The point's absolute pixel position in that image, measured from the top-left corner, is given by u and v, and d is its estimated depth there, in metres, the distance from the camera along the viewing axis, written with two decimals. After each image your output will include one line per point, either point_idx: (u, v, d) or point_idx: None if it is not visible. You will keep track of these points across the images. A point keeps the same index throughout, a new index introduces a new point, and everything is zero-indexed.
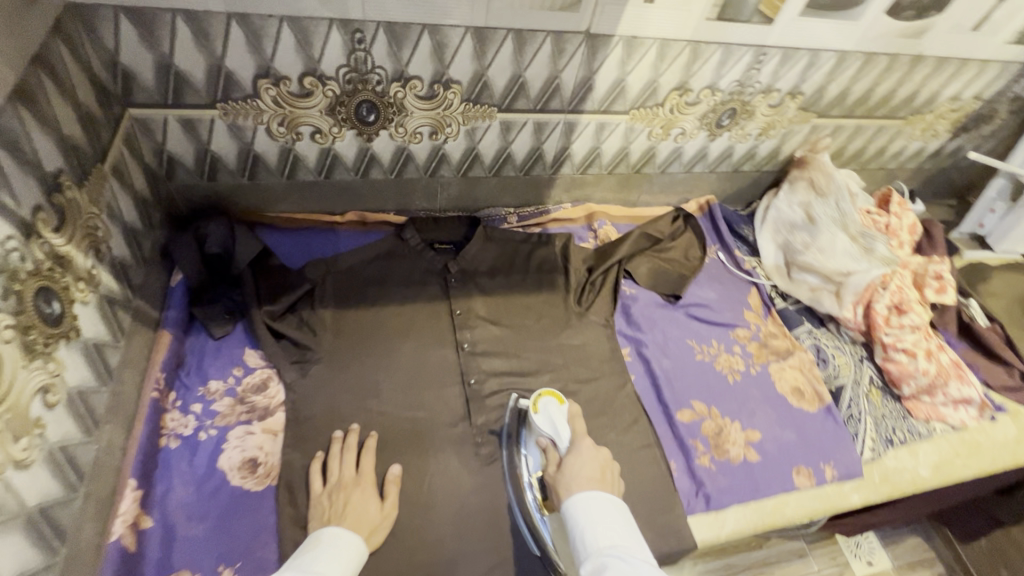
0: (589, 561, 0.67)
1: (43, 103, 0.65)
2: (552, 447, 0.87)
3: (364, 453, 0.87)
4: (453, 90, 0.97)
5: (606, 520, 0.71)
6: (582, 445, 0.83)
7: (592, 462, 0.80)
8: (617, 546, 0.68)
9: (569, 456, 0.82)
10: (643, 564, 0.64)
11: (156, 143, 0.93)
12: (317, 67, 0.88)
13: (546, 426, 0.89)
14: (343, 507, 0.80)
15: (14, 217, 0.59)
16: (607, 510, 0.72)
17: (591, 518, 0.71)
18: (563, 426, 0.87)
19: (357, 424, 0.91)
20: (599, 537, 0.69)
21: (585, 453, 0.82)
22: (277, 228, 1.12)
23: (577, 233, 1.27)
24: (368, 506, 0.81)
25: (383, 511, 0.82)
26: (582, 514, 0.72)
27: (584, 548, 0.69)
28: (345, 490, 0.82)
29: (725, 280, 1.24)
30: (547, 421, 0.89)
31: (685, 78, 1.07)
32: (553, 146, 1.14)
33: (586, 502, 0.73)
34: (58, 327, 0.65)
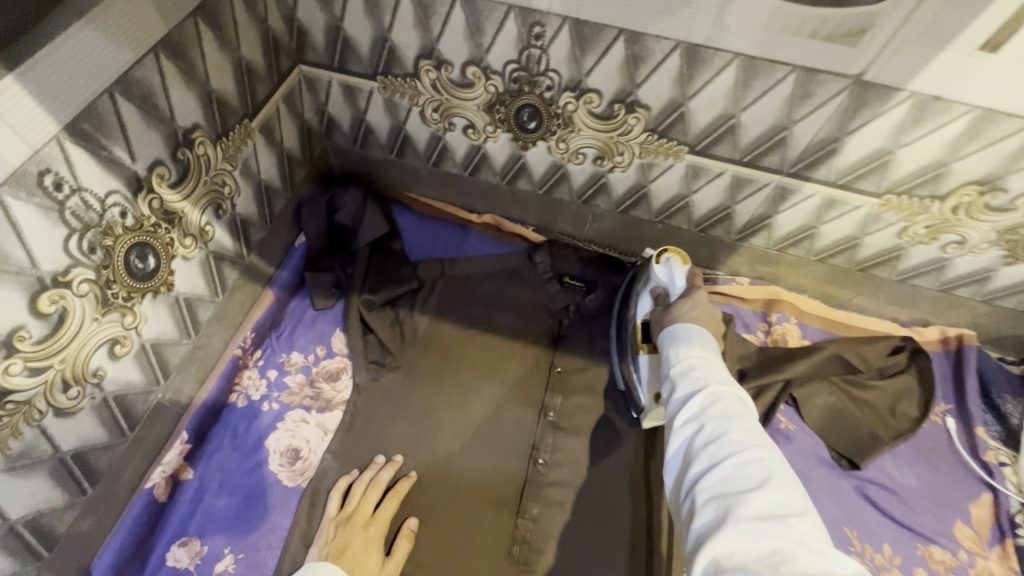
0: (677, 362, 0.64)
1: (194, 55, 0.63)
2: (664, 295, 0.82)
3: (389, 495, 0.78)
4: (636, 115, 0.75)
5: (702, 339, 0.66)
6: (698, 293, 0.76)
7: (700, 307, 0.72)
8: (710, 356, 0.63)
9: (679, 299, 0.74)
10: (732, 376, 0.60)
11: (319, 102, 0.90)
12: (484, 58, 0.74)
13: (663, 275, 0.84)
14: (342, 551, 0.72)
15: (125, 171, 0.57)
16: (707, 337, 0.67)
17: (688, 337, 0.66)
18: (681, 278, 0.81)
19: (400, 458, 0.83)
20: (693, 345, 0.65)
21: (697, 297, 0.75)
22: (410, 210, 1.05)
23: (743, 319, 0.98)
24: (367, 559, 0.72)
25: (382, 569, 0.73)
26: (680, 332, 0.68)
27: (674, 353, 0.65)
28: (352, 530, 0.75)
29: (941, 466, 0.85)
30: (666, 271, 0.83)
31: (1003, 172, 0.68)
32: (750, 208, 0.86)
33: (686, 328, 0.68)
34: (148, 282, 0.65)
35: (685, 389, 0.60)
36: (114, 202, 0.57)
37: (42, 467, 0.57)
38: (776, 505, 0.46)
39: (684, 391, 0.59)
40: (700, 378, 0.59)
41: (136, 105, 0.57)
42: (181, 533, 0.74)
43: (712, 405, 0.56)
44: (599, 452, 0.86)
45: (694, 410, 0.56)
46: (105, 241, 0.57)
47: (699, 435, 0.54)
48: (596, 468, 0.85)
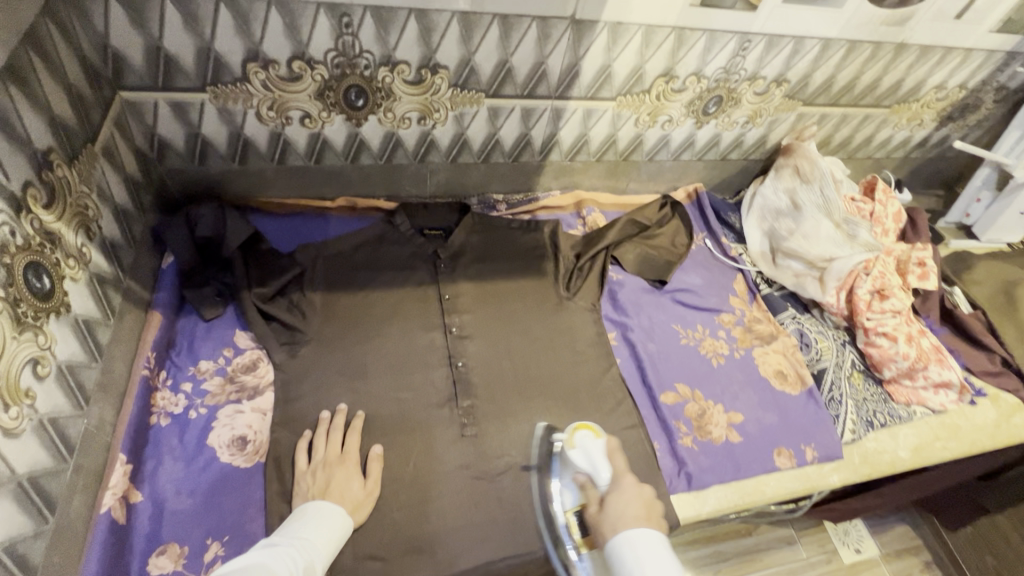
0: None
1: (31, 81, 0.66)
2: (590, 485, 0.76)
3: (347, 432, 0.90)
4: (440, 75, 0.98)
5: (654, 564, 0.59)
6: (626, 483, 0.71)
7: (631, 497, 0.68)
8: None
9: (610, 492, 0.71)
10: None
11: (147, 127, 0.94)
12: (305, 51, 0.89)
13: (582, 460, 0.79)
14: (326, 483, 0.82)
15: (4, 191, 0.60)
16: (657, 552, 0.60)
17: (638, 561, 0.59)
18: (603, 461, 0.76)
19: (344, 404, 0.93)
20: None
21: (626, 488, 0.71)
22: (268, 213, 1.13)
23: (565, 220, 1.29)
24: (351, 485, 0.84)
25: (366, 489, 0.84)
26: (625, 556, 0.60)
27: None
28: (329, 468, 0.84)
29: (712, 266, 1.26)
30: (583, 456, 0.79)
31: (672, 64, 1.08)
32: (541, 132, 1.16)
33: (635, 545, 0.60)
34: (48, 302, 0.66)
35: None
36: (3, 220, 0.60)
37: (5, 489, 0.57)
38: None
39: None
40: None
41: None
42: (154, 546, 0.75)
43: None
44: (501, 343, 1.07)
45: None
46: (3, 258, 0.59)
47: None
48: (502, 354, 1.06)
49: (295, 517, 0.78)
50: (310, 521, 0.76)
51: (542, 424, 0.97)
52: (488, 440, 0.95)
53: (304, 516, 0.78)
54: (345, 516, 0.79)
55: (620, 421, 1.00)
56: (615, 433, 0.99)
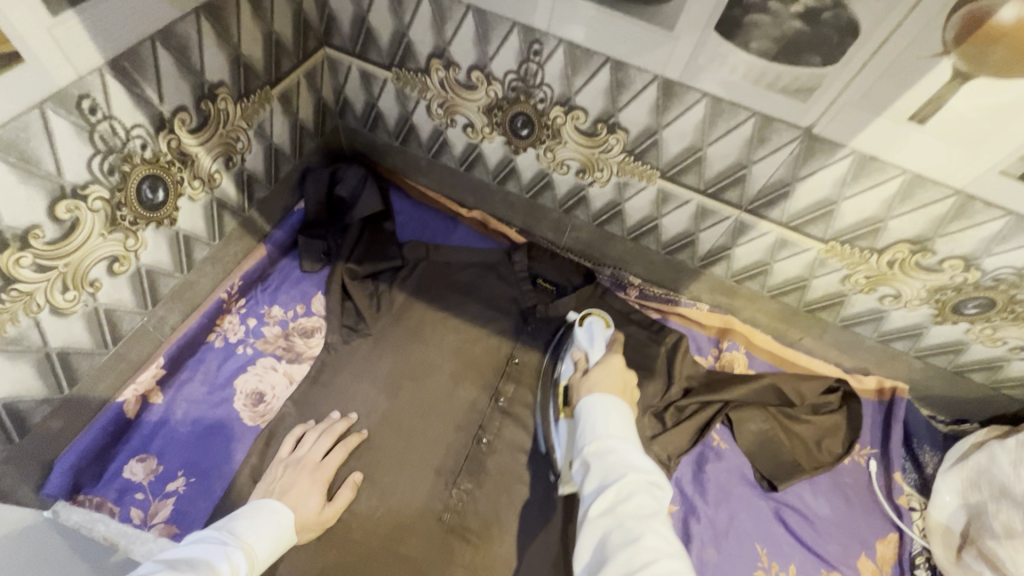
0: (591, 442, 0.67)
1: (230, 22, 0.71)
2: (583, 359, 0.87)
3: (339, 444, 0.84)
4: (616, 135, 0.84)
5: (615, 414, 0.69)
6: (611, 359, 0.81)
7: (612, 374, 0.77)
8: (625, 436, 0.67)
9: (594, 368, 0.78)
10: (646, 461, 0.64)
11: (337, 84, 0.99)
12: (487, 65, 0.83)
13: (584, 339, 0.90)
14: (282, 487, 0.77)
15: (152, 110, 0.65)
16: (619, 409, 0.71)
17: (603, 411, 0.70)
18: (601, 341, 0.89)
19: (355, 415, 0.89)
20: (608, 423, 0.68)
21: (611, 364, 0.79)
22: (408, 196, 1.13)
23: (696, 341, 1.06)
24: (308, 500, 0.77)
25: (320, 514, 0.77)
26: (593, 406, 0.71)
27: (589, 433, 0.68)
28: (299, 471, 0.80)
29: (855, 501, 0.91)
30: (587, 336, 0.91)
31: (931, 234, 0.76)
32: (711, 238, 0.93)
33: (600, 400, 0.71)
34: (154, 213, 0.72)
35: (600, 480, 0.63)
36: (138, 134, 0.65)
37: (29, 356, 0.63)
38: None
39: (598, 482, 0.63)
40: (613, 470, 0.63)
41: (171, 54, 0.64)
42: (142, 449, 0.80)
43: (625, 499, 0.60)
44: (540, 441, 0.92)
45: (608, 504, 0.60)
46: (124, 165, 0.64)
47: (615, 532, 0.58)
48: (535, 455, 0.90)
49: (247, 512, 0.72)
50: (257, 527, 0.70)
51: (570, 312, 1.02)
52: (460, 541, 0.82)
53: (255, 516, 0.72)
54: (292, 530, 0.73)
55: None
56: None
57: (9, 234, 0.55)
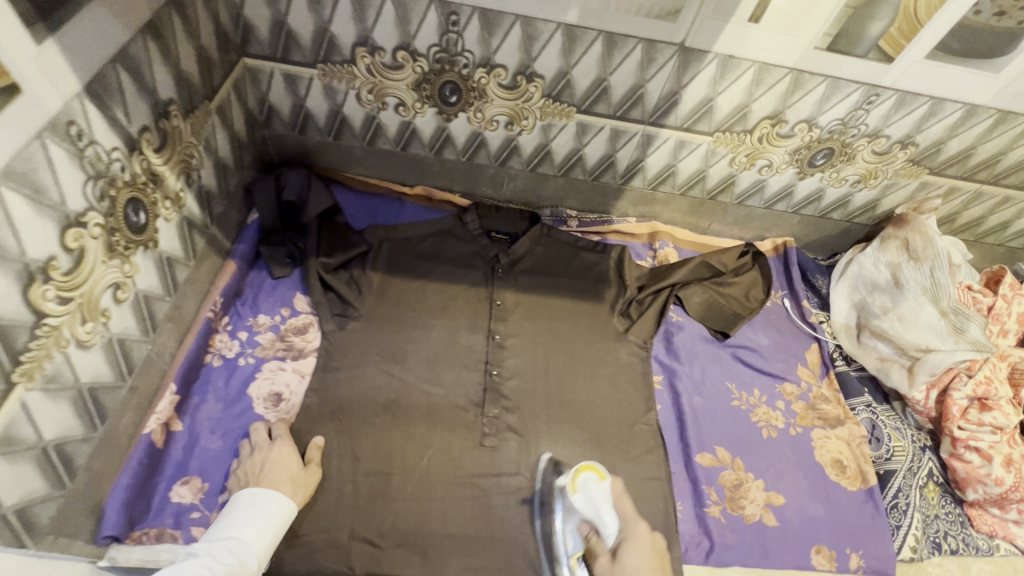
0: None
1: (169, 39, 0.74)
2: (595, 533, 0.77)
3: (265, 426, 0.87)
4: (535, 83, 0.98)
5: None
6: (637, 529, 0.75)
7: (646, 552, 0.72)
8: None
9: (625, 550, 0.73)
10: None
11: (261, 92, 1.02)
12: (411, 43, 0.92)
13: (585, 507, 0.78)
14: (261, 460, 0.81)
15: (123, 132, 0.67)
16: None
17: None
18: (608, 510, 0.76)
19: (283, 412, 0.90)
20: None
21: (640, 539, 0.74)
22: (350, 188, 1.19)
23: (634, 248, 1.25)
24: (289, 461, 0.81)
25: (304, 473, 0.82)
26: None
27: None
28: (263, 452, 0.83)
29: (784, 328, 1.16)
30: (589, 502, 0.77)
31: (782, 107, 1.00)
32: (627, 155, 1.12)
33: None
34: (140, 236, 0.73)
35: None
36: (116, 157, 0.67)
37: (67, 393, 0.64)
38: None
39: None
40: None
41: (129, 75, 0.67)
42: (181, 474, 0.81)
43: None
44: (539, 362, 1.05)
45: None
46: (110, 190, 0.66)
47: None
48: (541, 374, 1.04)
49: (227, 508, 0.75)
50: (240, 517, 0.73)
51: (543, 453, 0.95)
52: (503, 456, 0.94)
53: (236, 506, 0.74)
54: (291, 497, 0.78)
55: (647, 471, 0.96)
56: (634, 482, 0.95)
57: (33, 267, 0.56)
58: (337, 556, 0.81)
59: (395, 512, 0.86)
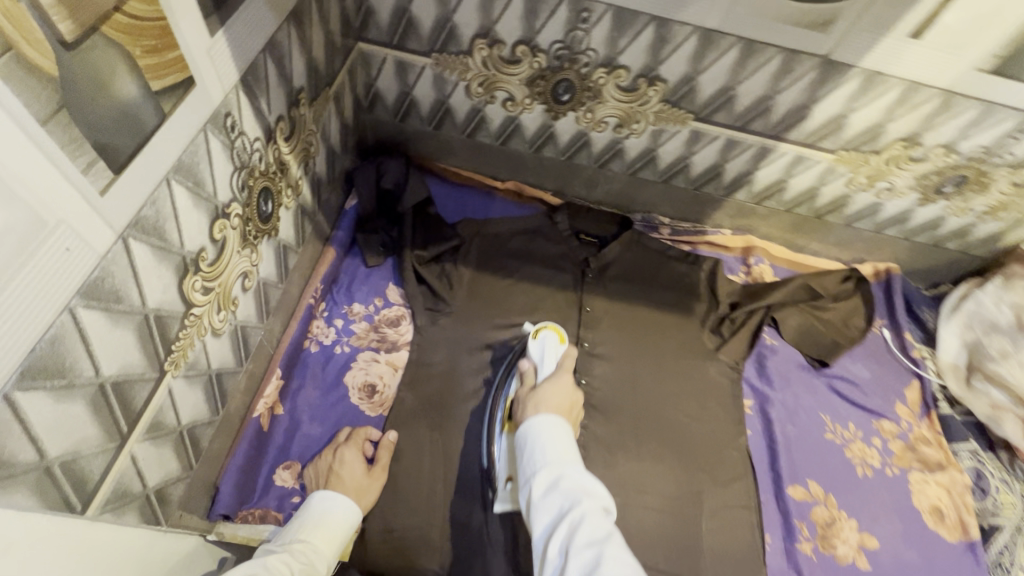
0: (545, 478, 0.65)
1: (307, 26, 0.72)
2: (531, 372, 0.86)
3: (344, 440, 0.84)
4: (656, 87, 0.93)
5: (563, 438, 0.70)
6: (563, 377, 0.82)
7: (564, 396, 0.79)
8: (575, 460, 0.67)
9: (545, 383, 0.81)
10: (599, 487, 0.63)
11: (370, 78, 1.01)
12: (534, 38, 0.88)
13: (536, 353, 0.89)
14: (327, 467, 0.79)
15: (264, 121, 0.66)
16: (563, 428, 0.71)
17: (550, 435, 0.70)
18: (551, 360, 0.87)
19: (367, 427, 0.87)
20: (559, 450, 0.68)
21: (561, 383, 0.81)
22: (442, 179, 1.17)
23: (727, 263, 1.20)
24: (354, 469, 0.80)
25: (369, 478, 0.81)
26: (542, 430, 0.71)
27: (540, 463, 0.67)
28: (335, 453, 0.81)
29: (884, 361, 1.10)
30: (539, 349, 0.89)
31: (920, 130, 0.93)
32: (736, 166, 1.07)
33: (546, 424, 0.71)
34: (266, 225, 0.73)
35: (555, 508, 0.62)
36: (257, 147, 0.66)
37: (201, 378, 0.65)
38: None
39: (555, 512, 0.62)
40: (571, 495, 0.62)
41: (275, 64, 0.66)
42: (283, 458, 0.83)
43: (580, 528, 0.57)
44: (626, 373, 1.02)
45: (564, 536, 0.58)
46: (249, 181, 0.66)
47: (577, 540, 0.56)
48: (629, 387, 1.01)
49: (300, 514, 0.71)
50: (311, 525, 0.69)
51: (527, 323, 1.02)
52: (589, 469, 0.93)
53: (308, 513, 0.71)
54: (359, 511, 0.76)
55: (734, 498, 0.93)
56: (721, 508, 0.92)
57: (188, 259, 0.56)
58: (431, 555, 0.81)
59: (481, 510, 0.85)
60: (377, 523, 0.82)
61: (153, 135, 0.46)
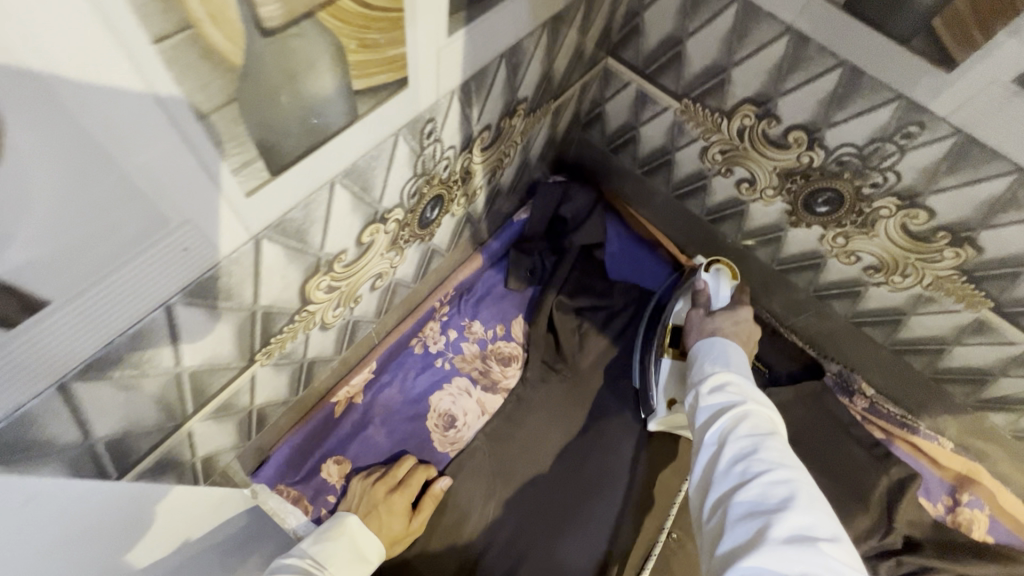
0: (712, 374, 0.61)
1: (561, 34, 0.60)
2: (704, 298, 0.77)
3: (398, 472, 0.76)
4: (958, 251, 0.66)
5: (736, 355, 0.64)
6: (743, 311, 0.73)
7: (742, 327, 0.71)
8: (746, 375, 0.61)
9: (723, 315, 0.72)
10: (769, 397, 0.57)
11: (601, 96, 0.87)
12: (822, 130, 0.66)
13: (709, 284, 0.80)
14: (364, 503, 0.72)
15: (469, 129, 0.57)
16: (738, 350, 0.66)
17: (723, 349, 0.65)
18: (727, 292, 0.77)
19: (424, 467, 0.78)
20: (732, 361, 0.63)
21: (740, 318, 0.72)
22: (624, 224, 0.99)
23: (926, 481, 0.89)
24: (393, 520, 0.72)
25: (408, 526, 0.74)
26: (714, 345, 0.66)
27: (708, 366, 0.63)
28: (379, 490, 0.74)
29: None
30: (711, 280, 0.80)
31: None
32: (1015, 386, 0.75)
33: (723, 341, 0.67)
34: (423, 230, 0.65)
35: (718, 402, 0.58)
36: (448, 155, 0.57)
37: (293, 365, 0.60)
38: (808, 528, 0.44)
39: (717, 403, 0.58)
40: (738, 395, 0.57)
41: (507, 71, 0.55)
42: (338, 452, 0.78)
43: (744, 424, 0.53)
44: None
45: (725, 429, 0.54)
46: (424, 189, 0.57)
47: (742, 434, 0.53)
48: None
49: (331, 529, 0.66)
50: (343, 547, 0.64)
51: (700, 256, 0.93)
52: None
53: (340, 534, 0.66)
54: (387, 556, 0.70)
55: None
56: None
57: (323, 260, 0.49)
58: None
59: None
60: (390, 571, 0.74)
61: (330, 141, 0.38)
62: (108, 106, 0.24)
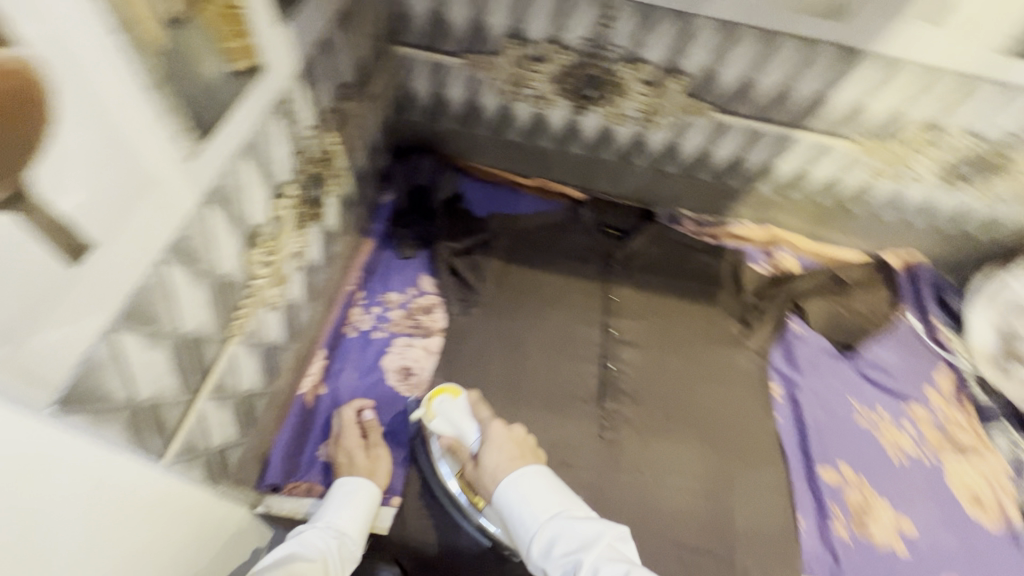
0: (536, 540, 0.60)
1: (354, 26, 0.78)
2: (460, 445, 0.77)
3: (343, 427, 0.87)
4: (679, 80, 0.96)
5: (537, 494, 0.63)
6: (492, 430, 0.73)
7: (505, 445, 0.70)
8: (563, 512, 0.61)
9: (484, 446, 0.71)
10: (596, 524, 0.59)
11: (405, 80, 1.07)
12: (561, 36, 0.92)
13: (446, 426, 0.78)
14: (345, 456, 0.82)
15: (318, 111, 0.72)
16: (538, 485, 0.64)
17: (523, 498, 0.63)
18: (465, 419, 0.77)
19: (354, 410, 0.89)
20: (540, 508, 0.62)
21: (495, 436, 0.72)
22: (472, 177, 1.23)
23: (751, 254, 1.21)
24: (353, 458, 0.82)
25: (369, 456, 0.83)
26: (513, 498, 0.64)
27: (526, 528, 0.61)
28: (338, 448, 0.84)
29: (914, 348, 1.10)
30: (447, 422, 0.78)
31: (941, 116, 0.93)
32: (758, 157, 1.09)
33: (519, 482, 0.65)
34: (316, 210, 0.78)
35: (560, 570, 0.57)
36: (310, 135, 0.71)
37: (258, 349, 0.69)
38: None
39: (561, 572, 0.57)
40: (571, 550, 0.57)
41: (327, 58, 0.71)
42: (326, 435, 0.88)
43: None
44: (654, 359, 1.04)
45: None
46: (303, 166, 0.71)
47: None
48: (655, 380, 1.02)
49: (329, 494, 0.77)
50: (339, 505, 0.73)
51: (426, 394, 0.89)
52: (623, 447, 0.95)
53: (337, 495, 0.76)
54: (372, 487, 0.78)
55: (767, 480, 0.94)
56: (750, 490, 0.93)
57: (251, 231, 0.61)
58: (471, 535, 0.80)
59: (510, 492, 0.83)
60: (415, 499, 0.84)
61: (229, 111, 0.51)
62: (114, 83, 0.37)
